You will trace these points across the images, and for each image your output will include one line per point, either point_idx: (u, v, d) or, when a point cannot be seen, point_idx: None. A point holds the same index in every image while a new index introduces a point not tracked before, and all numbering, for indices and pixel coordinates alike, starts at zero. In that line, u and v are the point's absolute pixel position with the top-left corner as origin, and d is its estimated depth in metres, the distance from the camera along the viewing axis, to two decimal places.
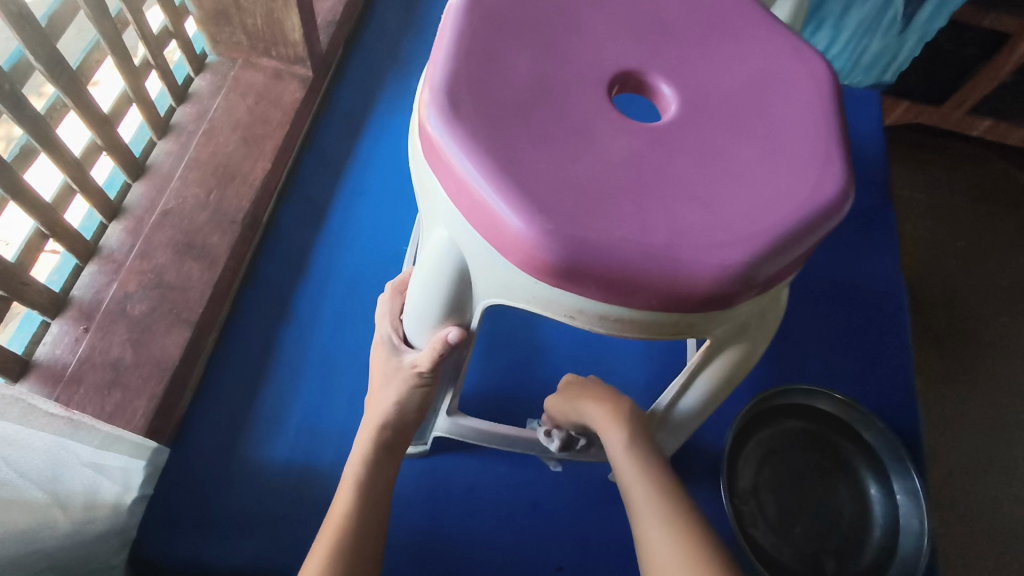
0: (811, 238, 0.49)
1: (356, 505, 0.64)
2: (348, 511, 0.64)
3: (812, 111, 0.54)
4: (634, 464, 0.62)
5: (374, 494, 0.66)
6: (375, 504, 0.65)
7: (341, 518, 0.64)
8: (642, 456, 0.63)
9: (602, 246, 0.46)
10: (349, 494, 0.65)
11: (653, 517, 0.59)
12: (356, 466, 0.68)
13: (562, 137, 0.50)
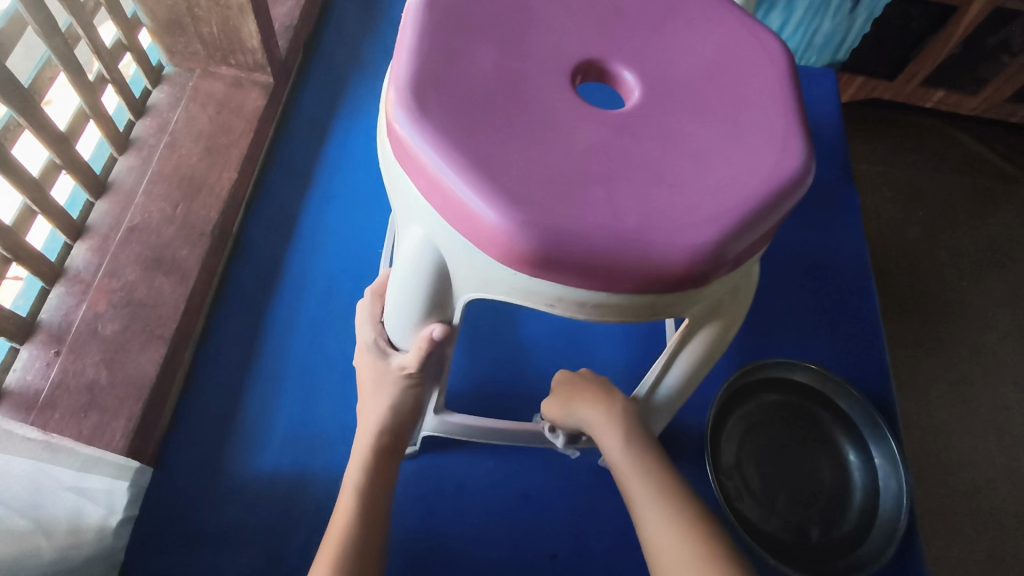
0: (780, 211, 0.41)
1: (354, 525, 0.56)
2: (343, 537, 0.55)
3: (764, 76, 0.46)
4: (635, 464, 0.58)
5: (370, 510, 0.58)
6: (374, 519, 0.58)
7: (338, 539, 0.55)
8: (641, 455, 0.59)
9: (577, 232, 0.37)
10: (344, 512, 0.57)
11: (660, 515, 0.55)
12: (352, 485, 0.59)
13: (517, 119, 0.41)
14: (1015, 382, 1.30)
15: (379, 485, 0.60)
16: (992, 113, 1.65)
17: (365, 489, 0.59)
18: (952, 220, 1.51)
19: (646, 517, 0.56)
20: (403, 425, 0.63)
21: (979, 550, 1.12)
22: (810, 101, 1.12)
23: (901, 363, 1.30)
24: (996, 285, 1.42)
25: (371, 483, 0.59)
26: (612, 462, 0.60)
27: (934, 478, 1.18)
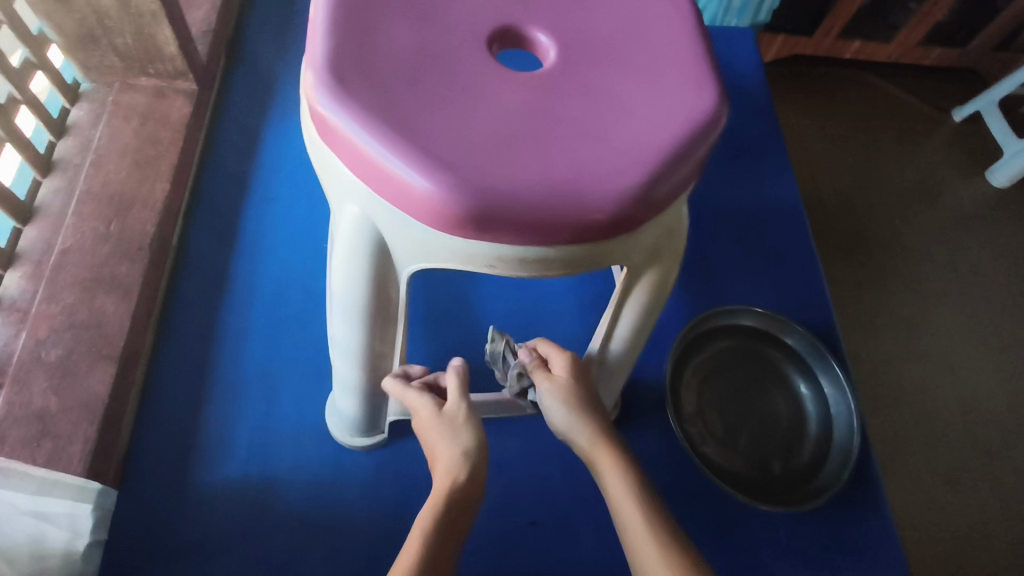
0: (701, 150, 0.43)
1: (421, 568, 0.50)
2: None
3: (674, 25, 0.47)
4: (646, 512, 0.54)
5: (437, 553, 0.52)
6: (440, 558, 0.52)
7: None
8: (642, 493, 0.56)
9: (508, 190, 0.38)
10: (413, 553, 0.51)
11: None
12: (421, 529, 0.53)
13: (438, 88, 0.41)
14: (952, 309, 1.38)
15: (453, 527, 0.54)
16: (906, 58, 1.74)
17: (438, 533, 0.53)
18: (879, 162, 1.59)
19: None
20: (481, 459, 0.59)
21: (935, 470, 1.19)
22: (732, 60, 1.16)
23: (847, 303, 1.36)
24: (926, 219, 1.50)
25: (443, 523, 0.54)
26: (614, 505, 0.56)
27: (888, 408, 1.25)
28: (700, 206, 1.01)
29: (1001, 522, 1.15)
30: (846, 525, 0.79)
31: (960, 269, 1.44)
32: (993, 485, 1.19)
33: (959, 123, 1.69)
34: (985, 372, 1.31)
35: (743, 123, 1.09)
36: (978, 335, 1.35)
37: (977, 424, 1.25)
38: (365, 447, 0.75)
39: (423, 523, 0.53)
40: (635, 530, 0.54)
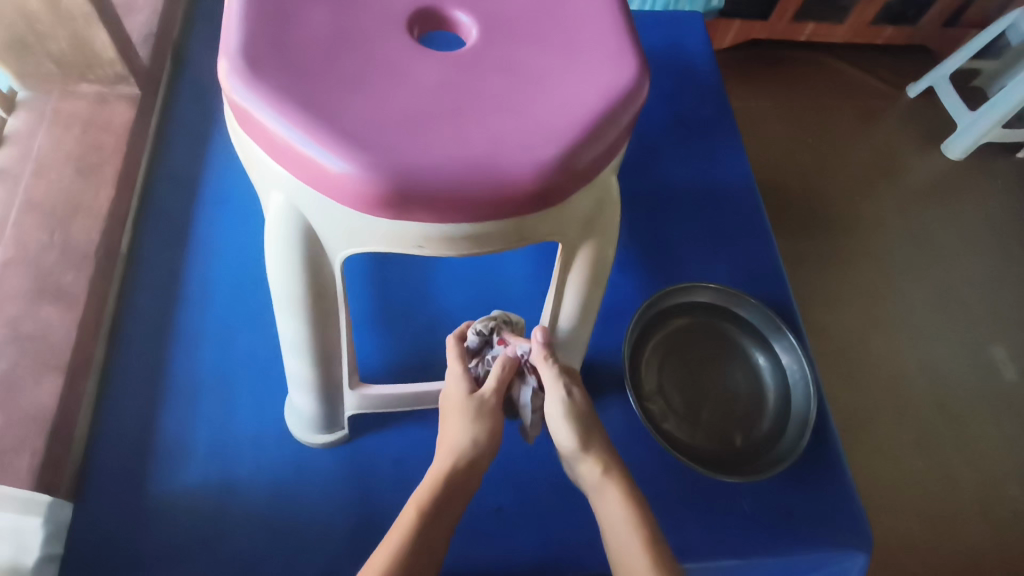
0: (622, 122, 0.43)
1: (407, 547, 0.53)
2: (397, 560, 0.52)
3: (594, 2, 0.48)
4: (628, 514, 0.57)
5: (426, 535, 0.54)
6: (427, 540, 0.54)
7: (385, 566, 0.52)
8: (627, 495, 0.58)
9: (425, 166, 0.38)
10: (401, 532, 0.54)
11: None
12: (415, 506, 0.56)
13: (356, 71, 0.41)
14: (913, 280, 1.41)
15: (445, 509, 0.56)
16: (860, 37, 1.76)
17: (429, 515, 0.55)
18: (835, 140, 1.62)
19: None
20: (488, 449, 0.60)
21: (903, 435, 1.22)
22: (683, 43, 1.17)
23: (812, 279, 1.38)
24: (884, 194, 1.53)
25: (435, 504, 0.56)
26: (599, 505, 0.59)
27: (857, 380, 1.27)
28: (655, 189, 1.02)
29: (968, 483, 1.18)
30: (808, 492, 0.80)
31: (919, 240, 1.47)
32: (960, 449, 1.22)
33: (915, 99, 1.73)
34: (947, 339, 1.34)
35: (694, 105, 1.10)
36: (939, 304, 1.38)
37: (942, 390, 1.28)
38: (328, 444, 0.75)
39: (417, 500, 0.56)
40: (619, 531, 0.57)
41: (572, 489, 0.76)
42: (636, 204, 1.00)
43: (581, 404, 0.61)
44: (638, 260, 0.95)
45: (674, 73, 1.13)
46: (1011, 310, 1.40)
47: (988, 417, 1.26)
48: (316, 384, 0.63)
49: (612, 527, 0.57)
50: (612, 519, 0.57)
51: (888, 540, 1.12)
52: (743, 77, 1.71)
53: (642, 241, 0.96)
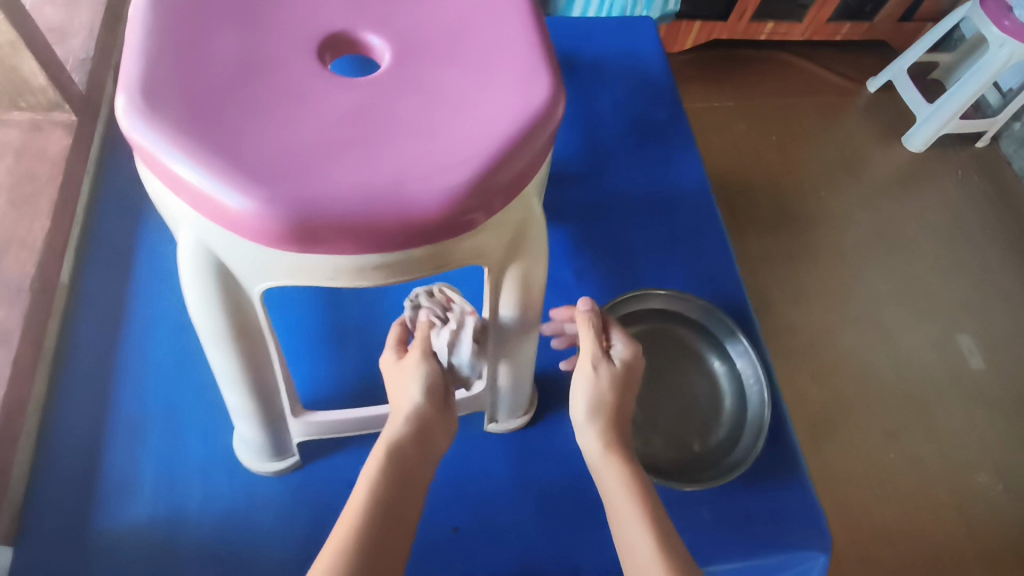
0: (537, 142, 0.42)
1: (369, 519, 0.47)
2: (357, 535, 0.46)
3: (510, 19, 0.47)
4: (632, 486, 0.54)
5: (390, 503, 0.48)
6: (390, 508, 0.48)
7: (346, 541, 0.46)
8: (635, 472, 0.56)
9: (327, 199, 0.37)
10: (357, 508, 0.48)
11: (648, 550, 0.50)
12: (369, 478, 0.50)
13: (258, 101, 0.40)
14: (879, 273, 1.42)
15: (405, 477, 0.51)
16: (818, 35, 1.78)
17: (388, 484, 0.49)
18: (796, 138, 1.63)
19: (638, 548, 0.50)
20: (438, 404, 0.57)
21: (873, 428, 1.22)
22: (636, 48, 1.17)
23: (779, 277, 1.39)
24: (846, 189, 1.55)
25: (392, 473, 0.50)
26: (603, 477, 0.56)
27: (826, 374, 1.27)
28: (611, 195, 1.01)
29: (939, 472, 1.19)
30: (770, 491, 0.81)
31: (883, 233, 1.49)
32: (931, 438, 1.22)
33: (873, 95, 1.75)
34: (914, 329, 1.35)
35: (649, 109, 1.10)
36: (905, 294, 1.40)
37: (911, 380, 1.28)
38: (280, 471, 0.73)
39: (370, 472, 0.50)
40: (620, 502, 0.54)
41: (533, 500, 0.75)
42: (593, 212, 0.99)
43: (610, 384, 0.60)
44: (596, 268, 0.94)
45: (627, 79, 1.13)
46: (976, 297, 1.41)
47: (957, 405, 1.26)
48: (258, 415, 0.62)
49: (618, 505, 0.54)
50: (617, 499, 0.54)
51: (859, 532, 1.12)
52: (702, 79, 1.72)
53: (599, 249, 0.96)
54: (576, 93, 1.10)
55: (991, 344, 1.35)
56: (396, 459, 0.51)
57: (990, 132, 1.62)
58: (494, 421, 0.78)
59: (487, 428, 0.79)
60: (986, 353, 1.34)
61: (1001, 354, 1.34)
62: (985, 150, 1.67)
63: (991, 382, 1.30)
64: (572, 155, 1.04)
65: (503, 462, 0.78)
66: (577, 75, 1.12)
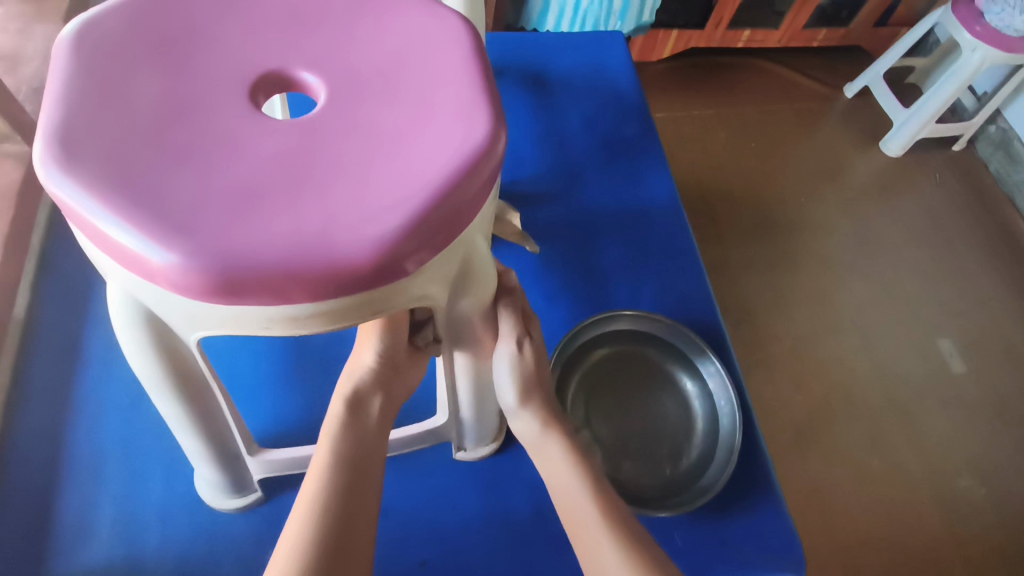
0: (475, 183, 0.41)
1: (336, 469, 0.53)
2: (326, 485, 0.52)
3: (449, 56, 0.46)
4: (575, 468, 0.59)
5: (353, 451, 0.55)
6: (354, 457, 0.55)
7: (317, 491, 0.52)
8: (577, 454, 0.61)
9: (252, 250, 0.36)
10: (323, 459, 0.54)
11: (595, 528, 0.56)
12: (321, 464, 0.54)
13: (185, 148, 0.39)
14: (858, 279, 1.41)
15: (361, 430, 0.57)
16: (795, 41, 1.77)
17: (348, 437, 0.56)
18: (774, 145, 1.63)
19: (587, 529, 0.56)
20: (396, 356, 0.62)
21: (858, 437, 1.20)
22: (605, 64, 1.17)
23: (759, 285, 1.38)
24: (824, 195, 1.55)
25: (350, 428, 0.56)
26: (546, 465, 0.61)
27: (808, 382, 1.26)
28: (582, 214, 1.00)
29: (924, 479, 1.17)
30: (746, 509, 0.80)
31: (861, 238, 1.48)
32: (914, 444, 1.21)
33: (851, 99, 1.75)
34: (894, 335, 1.34)
35: (618, 126, 1.10)
36: (884, 299, 1.39)
37: (893, 386, 1.27)
38: (241, 509, 0.70)
39: (331, 428, 0.56)
40: (567, 489, 0.58)
41: (504, 530, 0.72)
42: (562, 230, 0.98)
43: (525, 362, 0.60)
44: (567, 287, 0.93)
45: (596, 96, 1.13)
46: (955, 301, 1.41)
47: (940, 410, 1.25)
48: (212, 456, 0.60)
49: (557, 480, 0.60)
50: (556, 474, 0.60)
51: (846, 544, 1.10)
52: (679, 87, 1.71)
53: (569, 268, 0.95)
54: (545, 111, 1.10)
55: (971, 348, 1.35)
56: (355, 413, 0.58)
57: (965, 136, 1.63)
58: (462, 449, 0.76)
59: (455, 456, 0.76)
60: (966, 356, 1.33)
61: (982, 358, 1.34)
62: (962, 154, 1.67)
63: (973, 386, 1.29)
64: (541, 174, 1.03)
65: (472, 490, 0.75)
66: (546, 93, 1.12)
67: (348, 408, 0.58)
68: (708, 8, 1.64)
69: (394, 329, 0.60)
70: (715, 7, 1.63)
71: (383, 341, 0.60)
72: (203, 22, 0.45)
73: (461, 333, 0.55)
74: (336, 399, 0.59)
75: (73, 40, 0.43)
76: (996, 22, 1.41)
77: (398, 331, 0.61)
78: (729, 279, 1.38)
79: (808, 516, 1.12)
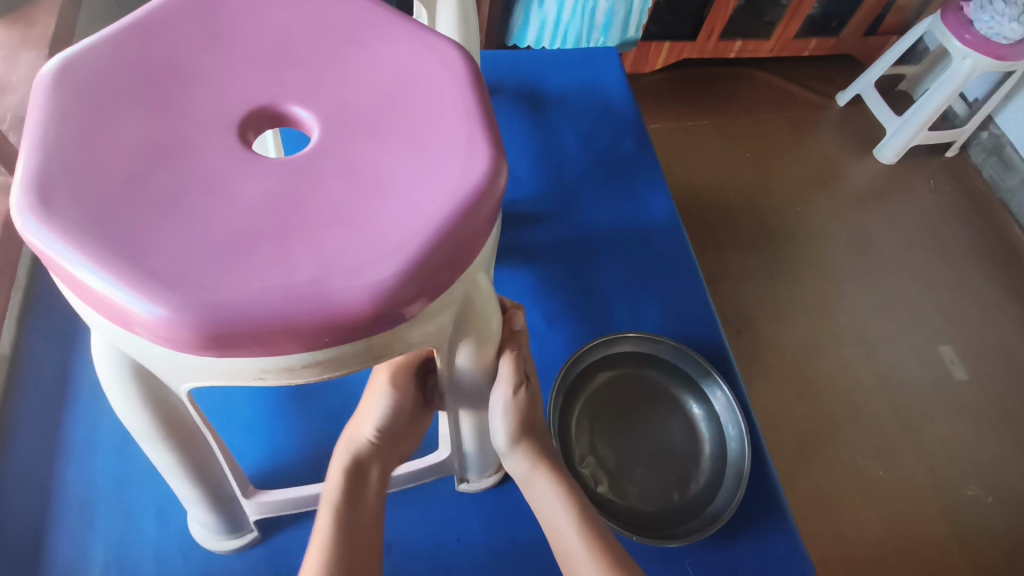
0: (474, 223, 0.39)
1: (335, 543, 0.53)
2: (329, 558, 0.53)
3: (445, 89, 0.45)
4: (574, 505, 0.58)
5: (348, 527, 0.55)
6: (354, 532, 0.55)
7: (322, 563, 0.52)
8: (574, 493, 0.59)
9: (244, 300, 0.34)
10: (323, 534, 0.54)
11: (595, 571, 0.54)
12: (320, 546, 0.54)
13: (173, 195, 0.37)
14: (857, 287, 1.40)
15: (361, 502, 0.57)
16: (786, 51, 1.77)
17: (347, 512, 0.56)
18: (771, 155, 1.62)
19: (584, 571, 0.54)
20: (397, 427, 0.61)
21: (864, 447, 1.19)
22: (601, 80, 1.16)
23: (759, 296, 1.36)
24: (821, 204, 1.54)
25: (350, 500, 0.56)
26: (540, 504, 0.59)
27: (812, 393, 1.24)
28: (581, 233, 0.98)
29: (932, 489, 1.15)
30: (757, 530, 0.78)
31: (860, 246, 1.48)
32: (919, 453, 1.19)
33: (843, 107, 1.75)
34: (896, 343, 1.33)
35: (615, 142, 1.09)
36: (884, 307, 1.38)
37: (897, 396, 1.26)
38: (237, 550, 0.68)
39: (327, 506, 0.56)
40: (563, 527, 0.57)
41: (509, 561, 0.70)
42: (561, 250, 0.97)
43: (520, 408, 0.57)
44: (568, 308, 0.91)
45: (591, 113, 1.12)
46: (955, 307, 1.40)
47: (945, 419, 1.24)
48: (205, 499, 0.58)
49: (551, 518, 0.58)
50: (546, 509, 0.58)
51: (856, 557, 1.08)
52: (671, 98, 1.71)
53: (570, 288, 0.93)
54: (540, 128, 1.08)
55: (974, 354, 1.33)
56: (355, 486, 0.57)
57: (957, 142, 1.63)
58: (464, 481, 0.73)
59: (457, 488, 0.74)
60: (968, 363, 1.32)
61: (984, 365, 1.32)
62: (955, 160, 1.67)
63: (976, 393, 1.28)
64: (538, 193, 1.01)
65: (479, 523, 0.73)
66: (541, 110, 1.11)
67: (348, 479, 0.57)
68: (699, 20, 1.64)
69: (400, 398, 0.60)
70: (705, 19, 1.62)
71: (389, 412, 0.60)
72: (191, 58, 0.44)
73: (463, 389, 0.55)
74: (334, 468, 0.59)
75: (55, 82, 0.41)
76: (986, 30, 1.40)
77: (403, 395, 0.60)
78: (729, 289, 1.36)
79: (816, 530, 1.10)
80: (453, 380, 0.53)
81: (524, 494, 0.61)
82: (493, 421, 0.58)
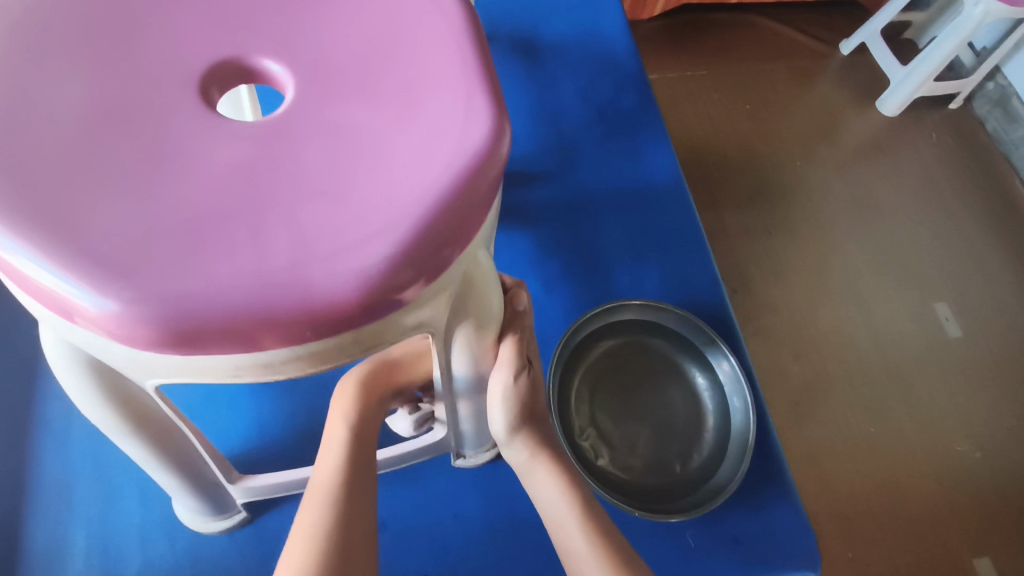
0: (474, 197, 0.34)
1: (348, 449, 0.55)
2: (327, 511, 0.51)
3: (440, 38, 0.39)
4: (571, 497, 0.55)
5: (362, 437, 0.56)
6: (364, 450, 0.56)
7: (333, 477, 0.53)
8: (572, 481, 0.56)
9: (210, 292, 0.30)
10: (337, 447, 0.55)
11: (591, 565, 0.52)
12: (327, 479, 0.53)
13: (124, 165, 0.32)
14: (855, 243, 1.37)
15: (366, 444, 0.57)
16: None
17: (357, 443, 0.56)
18: (773, 107, 1.55)
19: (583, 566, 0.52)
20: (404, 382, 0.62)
21: (854, 403, 1.17)
22: (600, 27, 1.08)
23: (757, 254, 1.32)
24: (822, 158, 1.48)
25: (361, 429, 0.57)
26: (538, 495, 0.56)
27: (806, 350, 1.22)
28: (578, 195, 0.93)
29: (922, 444, 1.15)
30: (755, 501, 0.76)
31: (859, 200, 1.43)
32: (912, 408, 1.18)
33: (848, 56, 1.67)
34: (892, 301, 1.30)
35: (616, 96, 1.02)
36: (882, 265, 1.34)
37: (892, 354, 1.24)
38: (223, 531, 0.65)
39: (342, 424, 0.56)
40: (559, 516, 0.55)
41: (508, 538, 0.68)
42: (558, 212, 0.92)
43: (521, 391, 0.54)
44: (567, 273, 0.87)
45: (591, 64, 1.05)
46: (953, 263, 1.37)
47: (938, 378, 1.22)
48: (185, 485, 0.54)
49: (551, 510, 0.56)
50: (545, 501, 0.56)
51: (844, 513, 1.08)
52: (671, 47, 1.62)
53: (568, 253, 0.89)
54: (537, 81, 1.02)
55: (970, 312, 1.31)
56: (370, 395, 0.59)
57: (963, 94, 1.57)
58: (461, 456, 0.70)
59: (453, 463, 0.71)
60: (964, 321, 1.30)
61: (980, 322, 1.30)
62: (960, 111, 1.61)
63: (970, 350, 1.26)
64: (533, 150, 0.96)
65: (477, 498, 0.70)
66: (536, 61, 1.04)
67: (365, 396, 0.58)
68: None
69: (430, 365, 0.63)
70: None
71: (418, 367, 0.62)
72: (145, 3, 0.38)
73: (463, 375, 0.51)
74: (354, 383, 0.58)
75: None
76: None
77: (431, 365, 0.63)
78: (726, 247, 1.32)
79: (807, 486, 1.09)
80: (451, 370, 0.50)
81: (522, 484, 0.58)
82: (494, 407, 0.54)
